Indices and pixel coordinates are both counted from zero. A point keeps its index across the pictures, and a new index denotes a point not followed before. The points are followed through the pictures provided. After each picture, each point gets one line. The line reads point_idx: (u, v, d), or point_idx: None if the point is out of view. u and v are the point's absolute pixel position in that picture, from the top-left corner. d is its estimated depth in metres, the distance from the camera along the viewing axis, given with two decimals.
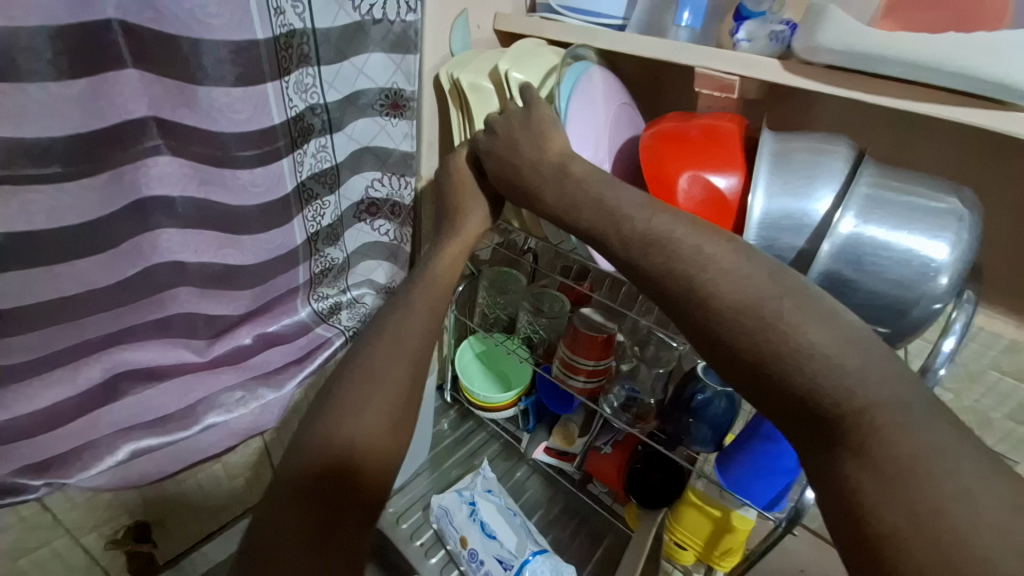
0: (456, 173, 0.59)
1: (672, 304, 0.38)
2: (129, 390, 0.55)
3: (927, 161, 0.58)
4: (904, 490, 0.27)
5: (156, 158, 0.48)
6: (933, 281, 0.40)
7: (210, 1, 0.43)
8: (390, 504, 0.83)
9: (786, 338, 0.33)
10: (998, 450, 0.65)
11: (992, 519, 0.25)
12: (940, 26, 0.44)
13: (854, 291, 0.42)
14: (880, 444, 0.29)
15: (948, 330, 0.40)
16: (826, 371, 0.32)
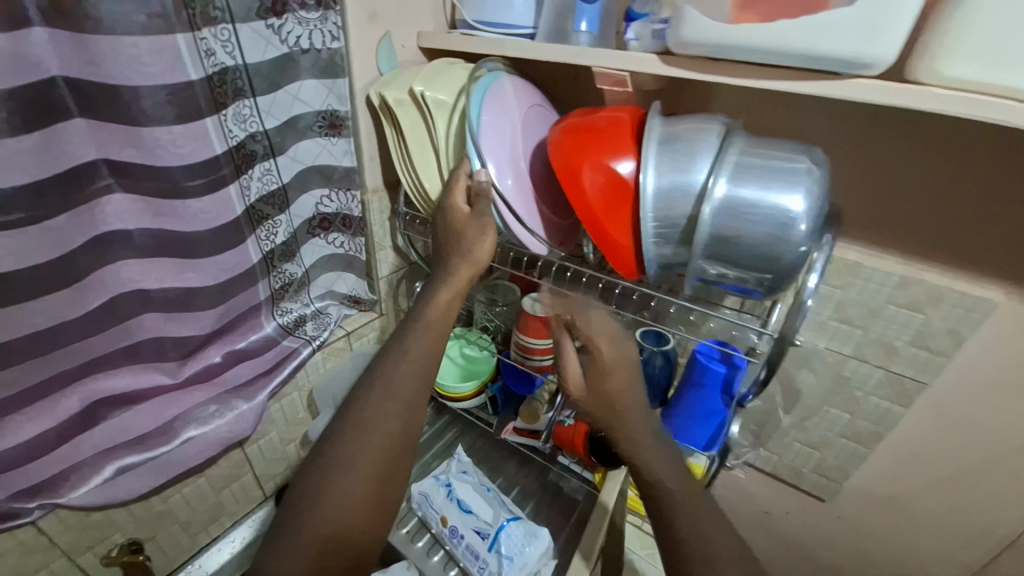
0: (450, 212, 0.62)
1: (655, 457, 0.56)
2: (107, 415, 0.59)
3: (808, 126, 0.65)
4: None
5: (110, 196, 0.52)
6: (795, 229, 0.48)
7: (143, 51, 0.47)
8: None
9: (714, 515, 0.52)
10: (908, 375, 0.73)
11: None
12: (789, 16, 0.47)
13: (735, 245, 0.50)
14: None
15: (812, 269, 0.49)
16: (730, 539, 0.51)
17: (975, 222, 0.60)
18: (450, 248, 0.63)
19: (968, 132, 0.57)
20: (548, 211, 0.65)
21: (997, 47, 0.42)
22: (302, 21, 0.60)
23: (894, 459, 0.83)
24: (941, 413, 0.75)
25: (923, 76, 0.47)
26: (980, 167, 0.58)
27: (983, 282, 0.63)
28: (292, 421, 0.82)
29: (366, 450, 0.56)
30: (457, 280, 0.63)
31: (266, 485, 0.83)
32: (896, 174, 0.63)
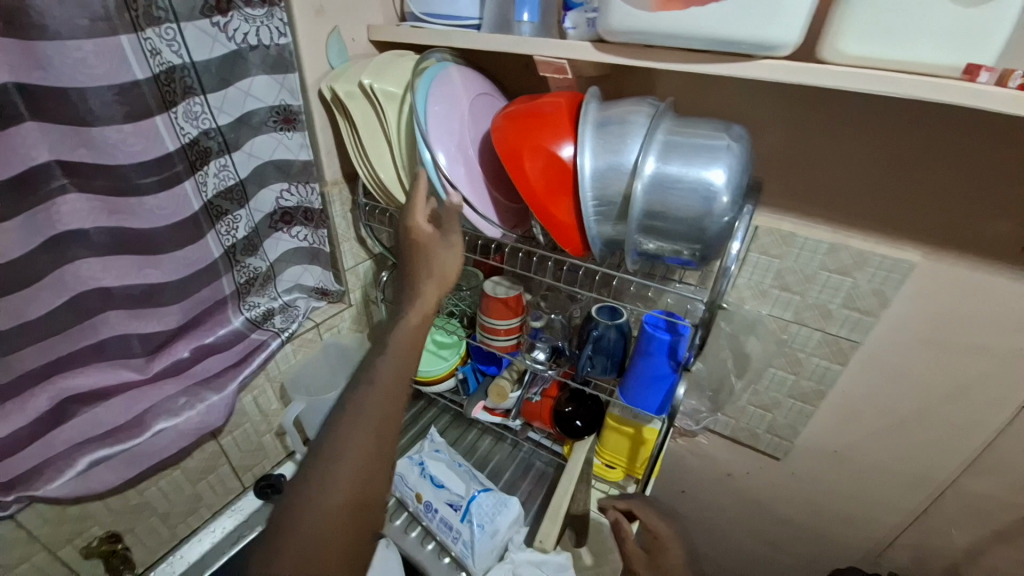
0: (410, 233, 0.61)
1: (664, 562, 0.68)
2: (78, 411, 0.61)
3: (744, 106, 0.69)
4: None
5: (65, 196, 0.53)
6: (718, 200, 0.52)
7: (89, 53, 0.49)
8: None
9: None
10: (842, 335, 0.78)
11: None
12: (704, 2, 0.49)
13: (666, 218, 0.54)
14: None
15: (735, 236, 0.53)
16: None
17: (889, 189, 0.66)
18: (418, 269, 0.62)
19: (880, 107, 0.62)
20: (501, 196, 0.69)
21: (884, 24, 0.46)
22: (248, 18, 0.61)
23: (837, 416, 0.89)
24: (876, 370, 0.81)
25: (827, 54, 0.50)
26: (892, 139, 0.63)
27: (901, 245, 0.69)
28: (266, 411, 0.84)
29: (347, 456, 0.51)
30: (424, 299, 0.61)
31: (243, 476, 0.85)
32: (822, 148, 0.67)
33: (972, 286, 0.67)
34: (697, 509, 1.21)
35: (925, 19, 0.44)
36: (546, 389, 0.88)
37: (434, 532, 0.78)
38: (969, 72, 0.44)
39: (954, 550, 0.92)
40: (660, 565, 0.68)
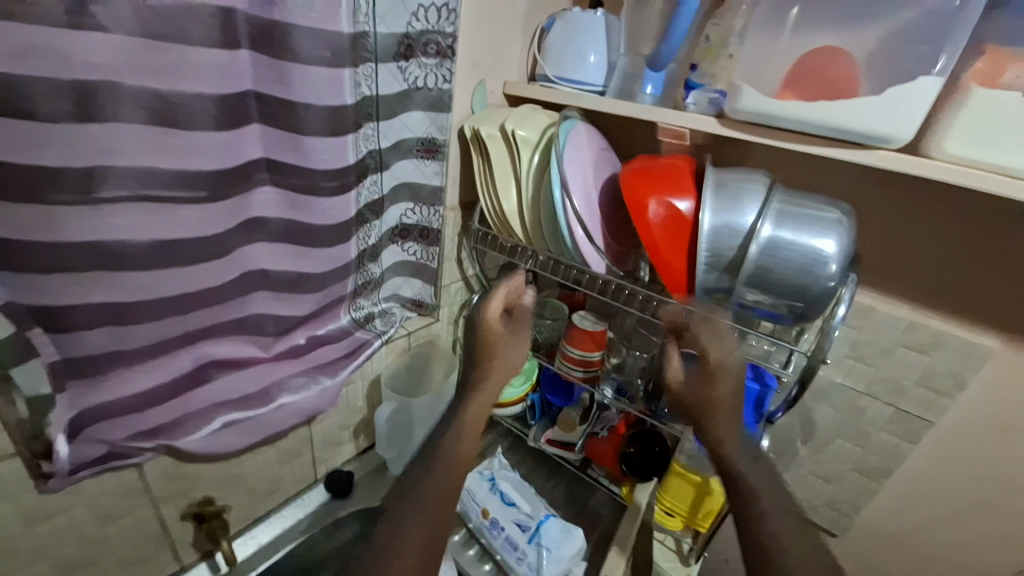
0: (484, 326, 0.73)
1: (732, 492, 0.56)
2: (213, 375, 0.68)
3: (836, 188, 0.77)
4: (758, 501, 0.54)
5: (262, 188, 0.64)
6: (826, 267, 0.59)
7: (321, 81, 0.60)
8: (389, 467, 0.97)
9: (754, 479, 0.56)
10: (915, 412, 0.80)
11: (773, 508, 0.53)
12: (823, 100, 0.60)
13: (775, 276, 0.61)
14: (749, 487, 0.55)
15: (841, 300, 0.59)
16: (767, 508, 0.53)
17: (973, 278, 0.71)
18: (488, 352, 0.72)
19: (968, 204, 0.69)
20: (610, 238, 0.77)
21: (990, 132, 0.53)
22: (423, 66, 0.74)
23: (899, 495, 0.89)
24: (946, 450, 0.82)
25: (932, 150, 0.58)
26: (974, 231, 0.69)
27: (981, 330, 0.73)
28: (351, 408, 0.90)
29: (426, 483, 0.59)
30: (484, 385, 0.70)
31: (318, 467, 0.91)
32: (909, 232, 0.74)
33: None
34: None
35: None
36: (613, 428, 0.93)
37: (495, 549, 0.81)
38: None
39: None
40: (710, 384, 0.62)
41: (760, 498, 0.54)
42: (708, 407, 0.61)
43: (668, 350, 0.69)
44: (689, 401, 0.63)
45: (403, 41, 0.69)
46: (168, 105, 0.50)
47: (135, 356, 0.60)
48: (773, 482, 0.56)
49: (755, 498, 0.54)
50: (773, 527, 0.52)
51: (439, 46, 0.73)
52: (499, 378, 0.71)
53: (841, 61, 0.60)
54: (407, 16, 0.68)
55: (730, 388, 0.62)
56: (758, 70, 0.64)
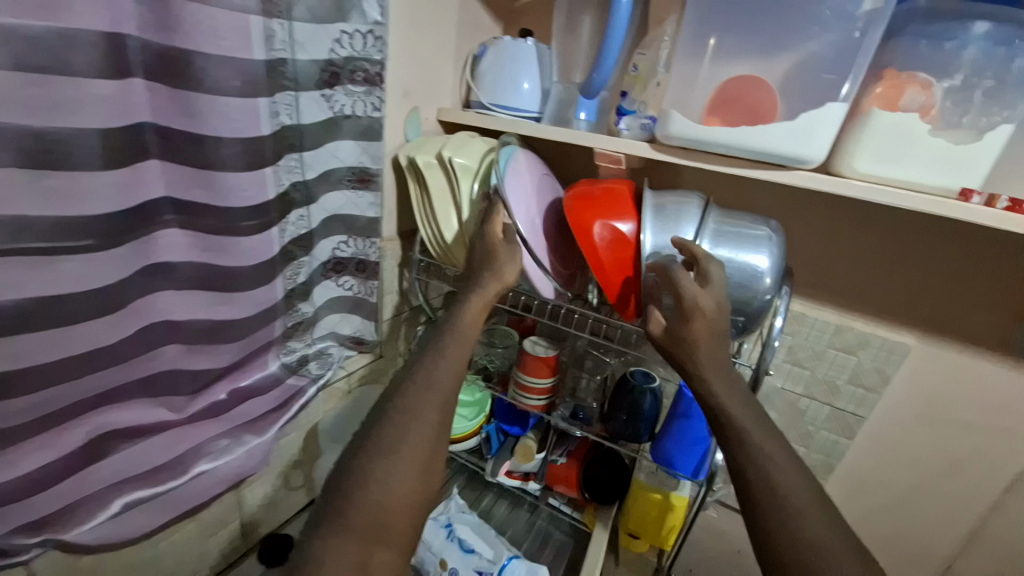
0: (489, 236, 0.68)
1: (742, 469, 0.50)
2: (114, 448, 0.59)
3: (761, 204, 0.82)
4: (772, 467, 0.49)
5: (166, 231, 0.57)
6: (762, 281, 0.60)
7: (234, 110, 0.54)
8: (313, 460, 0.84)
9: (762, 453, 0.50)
10: (849, 409, 0.85)
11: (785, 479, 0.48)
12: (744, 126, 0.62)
13: None
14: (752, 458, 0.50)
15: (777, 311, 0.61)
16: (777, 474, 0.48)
17: (884, 282, 0.77)
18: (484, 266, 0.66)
19: (875, 214, 0.75)
20: (558, 263, 0.76)
21: (893, 151, 0.58)
22: (350, 93, 0.70)
23: (843, 489, 0.93)
24: (879, 443, 0.87)
25: (845, 168, 0.62)
26: (884, 238, 0.76)
27: (899, 329, 0.79)
28: (287, 462, 0.82)
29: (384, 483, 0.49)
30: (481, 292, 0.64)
31: (251, 533, 0.81)
32: (829, 242, 0.79)
33: (957, 369, 0.77)
34: None
35: (931, 149, 0.57)
36: (571, 451, 0.90)
37: None
38: (963, 194, 0.56)
39: None
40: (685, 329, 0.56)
41: (772, 468, 0.48)
42: (692, 350, 0.56)
43: (647, 305, 0.61)
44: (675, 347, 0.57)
45: (327, 68, 0.66)
46: (43, 143, 0.43)
47: (11, 436, 0.49)
48: (762, 418, 0.53)
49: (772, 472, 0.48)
50: (796, 499, 0.47)
51: (367, 73, 0.70)
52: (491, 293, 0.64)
53: (761, 91, 0.62)
54: (330, 42, 0.65)
55: (706, 326, 0.56)
56: (684, 98, 0.67)
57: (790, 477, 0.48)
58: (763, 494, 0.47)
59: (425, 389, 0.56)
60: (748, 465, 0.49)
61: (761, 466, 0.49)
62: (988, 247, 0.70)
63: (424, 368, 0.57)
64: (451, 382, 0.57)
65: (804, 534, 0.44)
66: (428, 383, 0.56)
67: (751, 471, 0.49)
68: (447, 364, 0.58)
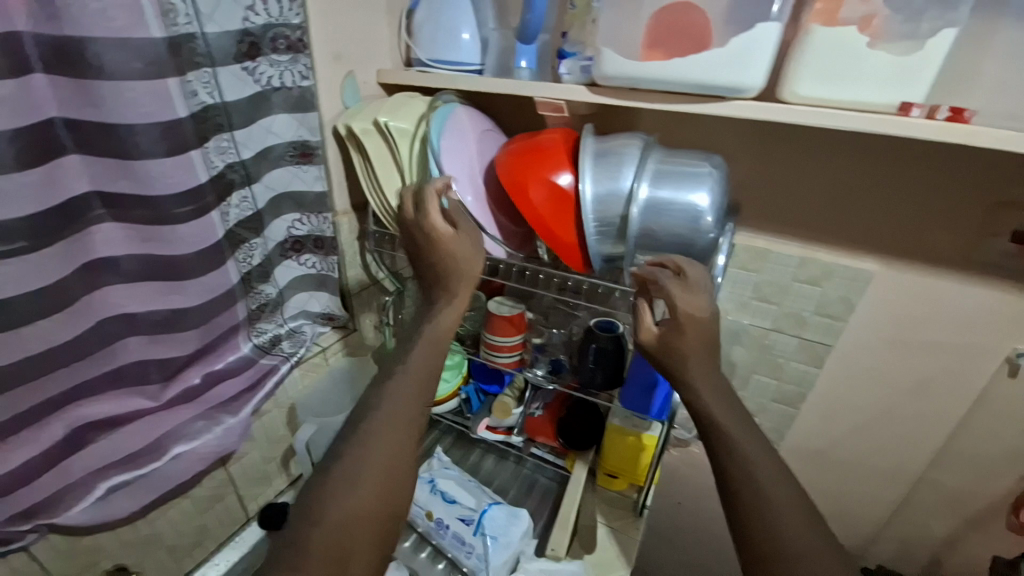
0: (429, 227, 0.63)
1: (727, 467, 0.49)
2: (93, 439, 0.62)
3: (715, 141, 0.79)
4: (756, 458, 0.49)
5: (100, 225, 0.57)
6: (703, 220, 0.60)
7: (141, 95, 0.53)
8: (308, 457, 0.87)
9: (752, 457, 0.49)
10: (816, 339, 0.86)
11: (772, 475, 0.48)
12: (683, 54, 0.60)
13: (659, 235, 0.62)
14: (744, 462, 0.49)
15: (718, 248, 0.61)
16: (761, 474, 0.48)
17: (842, 209, 0.76)
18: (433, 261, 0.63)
19: (831, 140, 0.72)
20: (508, 221, 0.75)
21: (832, 70, 0.56)
22: (274, 63, 0.67)
23: (816, 416, 0.95)
24: (847, 368, 0.88)
25: (787, 95, 0.60)
26: (838, 161, 0.73)
27: (862, 256, 0.78)
28: (272, 439, 0.85)
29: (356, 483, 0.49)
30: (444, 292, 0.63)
31: (248, 505, 0.86)
32: (785, 175, 0.77)
33: (922, 291, 0.77)
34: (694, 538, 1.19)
35: (871, 63, 0.54)
36: (548, 403, 0.93)
37: (445, 550, 0.81)
38: (903, 109, 0.55)
39: (934, 539, 0.95)
40: (680, 341, 0.56)
41: (750, 461, 0.49)
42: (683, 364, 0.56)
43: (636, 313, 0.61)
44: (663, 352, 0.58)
45: (243, 39, 0.63)
46: None
47: None
48: (732, 404, 0.54)
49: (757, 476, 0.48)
50: (778, 497, 0.47)
51: (289, 40, 0.67)
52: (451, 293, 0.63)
53: (693, 17, 0.59)
54: (242, 10, 0.61)
55: (699, 337, 0.57)
56: (621, 32, 0.63)
57: (782, 491, 0.47)
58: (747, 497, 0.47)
59: (405, 391, 0.56)
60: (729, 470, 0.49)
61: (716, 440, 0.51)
62: (942, 160, 0.68)
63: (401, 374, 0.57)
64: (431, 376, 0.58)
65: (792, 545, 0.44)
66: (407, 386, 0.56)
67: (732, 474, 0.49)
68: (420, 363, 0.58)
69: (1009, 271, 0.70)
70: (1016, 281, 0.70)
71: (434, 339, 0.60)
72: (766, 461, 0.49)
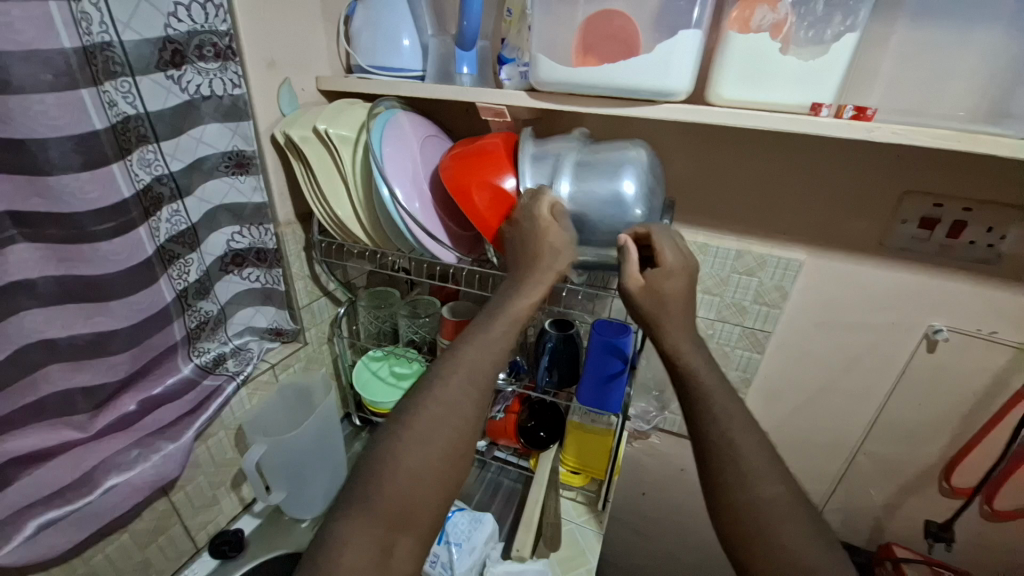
0: (541, 220, 0.61)
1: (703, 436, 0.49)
2: (17, 475, 0.57)
3: (652, 144, 0.83)
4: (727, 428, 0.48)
5: (13, 247, 0.53)
6: (626, 206, 0.61)
7: (51, 106, 0.50)
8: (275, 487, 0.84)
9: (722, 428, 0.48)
10: (757, 326, 0.90)
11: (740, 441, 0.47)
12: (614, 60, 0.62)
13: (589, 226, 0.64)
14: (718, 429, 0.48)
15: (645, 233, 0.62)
16: (729, 442, 0.47)
17: (772, 203, 0.81)
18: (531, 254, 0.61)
19: (759, 140, 0.77)
20: (453, 226, 0.76)
21: (752, 73, 0.59)
22: (201, 71, 0.64)
23: (761, 399, 1.00)
24: (786, 352, 0.93)
25: (712, 98, 0.63)
26: (765, 158, 0.78)
27: (791, 246, 0.83)
28: (220, 462, 0.81)
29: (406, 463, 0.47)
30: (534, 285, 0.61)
31: (196, 536, 0.82)
32: (720, 172, 0.81)
33: (845, 275, 0.83)
34: (658, 528, 1.22)
35: (782, 66, 0.58)
36: (509, 406, 0.91)
37: None
38: (813, 109, 0.58)
39: (875, 507, 1.02)
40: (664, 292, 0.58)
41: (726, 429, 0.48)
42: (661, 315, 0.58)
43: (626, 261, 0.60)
44: (646, 307, 0.59)
45: (166, 46, 0.60)
46: None
47: None
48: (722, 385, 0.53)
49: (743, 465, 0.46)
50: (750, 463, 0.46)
51: (217, 47, 0.65)
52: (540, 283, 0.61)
53: (619, 22, 0.61)
54: (163, 17, 0.59)
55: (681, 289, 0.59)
56: (555, 38, 0.64)
57: (755, 456, 0.47)
58: (725, 485, 0.46)
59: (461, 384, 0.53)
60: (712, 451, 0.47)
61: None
62: (855, 154, 0.73)
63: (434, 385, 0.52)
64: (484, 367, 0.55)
65: (763, 509, 0.44)
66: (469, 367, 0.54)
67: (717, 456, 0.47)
68: (461, 376, 0.53)
69: (919, 254, 0.77)
70: (925, 263, 0.77)
71: (488, 334, 0.57)
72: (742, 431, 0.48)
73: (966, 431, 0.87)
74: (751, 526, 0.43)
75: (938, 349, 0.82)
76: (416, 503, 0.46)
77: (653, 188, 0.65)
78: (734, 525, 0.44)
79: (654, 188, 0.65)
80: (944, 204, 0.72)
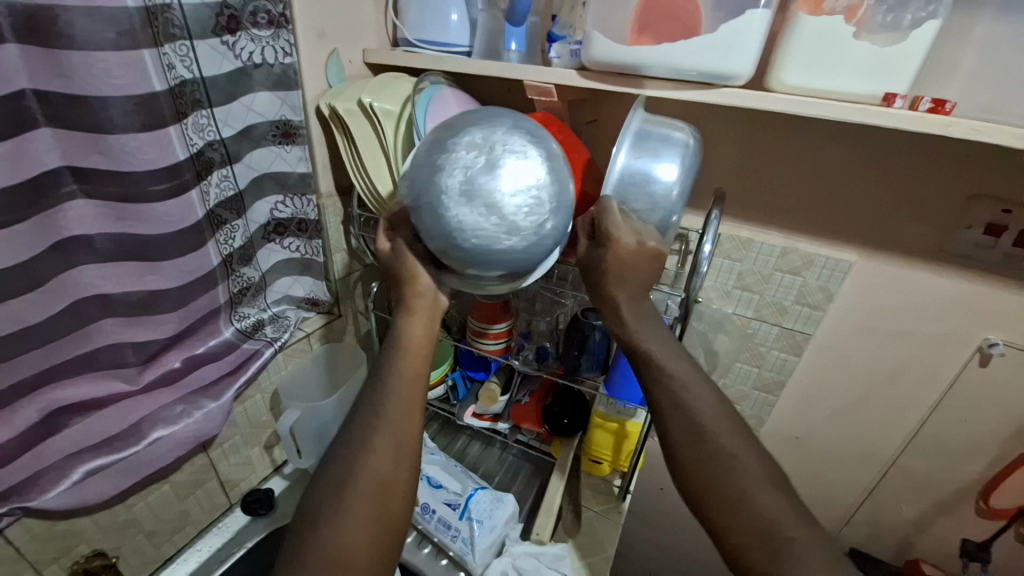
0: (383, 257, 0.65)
1: (689, 417, 0.52)
2: (70, 422, 0.61)
3: (703, 134, 0.80)
4: (710, 411, 0.52)
5: (72, 202, 0.55)
6: (438, 180, 0.52)
7: (113, 65, 0.52)
8: (305, 454, 0.87)
9: (704, 410, 0.52)
10: (796, 327, 0.87)
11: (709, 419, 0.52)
12: (674, 38, 0.59)
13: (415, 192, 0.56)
14: (702, 414, 0.53)
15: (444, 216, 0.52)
16: (696, 417, 0.52)
17: (823, 199, 0.77)
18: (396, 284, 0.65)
19: (816, 133, 0.73)
20: None
21: (822, 58, 0.56)
22: (255, 38, 0.65)
23: (794, 403, 0.97)
24: (824, 356, 0.90)
25: (774, 84, 0.60)
26: (821, 151, 0.74)
27: (842, 247, 0.79)
28: (254, 424, 0.84)
29: (361, 466, 0.53)
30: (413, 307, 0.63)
31: (230, 492, 0.85)
32: (771, 165, 0.78)
33: (895, 280, 0.79)
34: (673, 524, 1.21)
35: (853, 53, 0.55)
36: (533, 391, 0.92)
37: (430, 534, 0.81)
38: (886, 99, 0.55)
39: (904, 522, 0.99)
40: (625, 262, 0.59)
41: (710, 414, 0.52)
42: (615, 273, 0.60)
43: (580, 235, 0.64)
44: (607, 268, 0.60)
45: (222, 12, 0.61)
46: None
47: None
48: None
49: (709, 438, 0.51)
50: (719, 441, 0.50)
51: (270, 14, 0.65)
52: (416, 304, 0.63)
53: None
54: None
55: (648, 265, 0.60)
56: (612, 14, 0.62)
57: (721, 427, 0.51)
58: (691, 460, 0.50)
59: (401, 401, 0.58)
60: (692, 434, 0.51)
61: (694, 424, 0.51)
62: (921, 151, 0.69)
63: (378, 404, 0.57)
64: (405, 389, 0.59)
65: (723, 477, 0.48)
66: (397, 390, 0.59)
67: (690, 453, 0.51)
68: (391, 397, 0.58)
69: (981, 262, 0.72)
70: (987, 272, 0.73)
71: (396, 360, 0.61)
72: (714, 412, 0.52)
73: (1012, 452, 0.83)
74: (704, 490, 0.49)
75: (992, 364, 0.78)
76: (388, 494, 0.53)
77: (484, 167, 0.51)
78: (695, 489, 0.49)
79: (475, 166, 0.51)
80: (1013, 210, 0.67)
